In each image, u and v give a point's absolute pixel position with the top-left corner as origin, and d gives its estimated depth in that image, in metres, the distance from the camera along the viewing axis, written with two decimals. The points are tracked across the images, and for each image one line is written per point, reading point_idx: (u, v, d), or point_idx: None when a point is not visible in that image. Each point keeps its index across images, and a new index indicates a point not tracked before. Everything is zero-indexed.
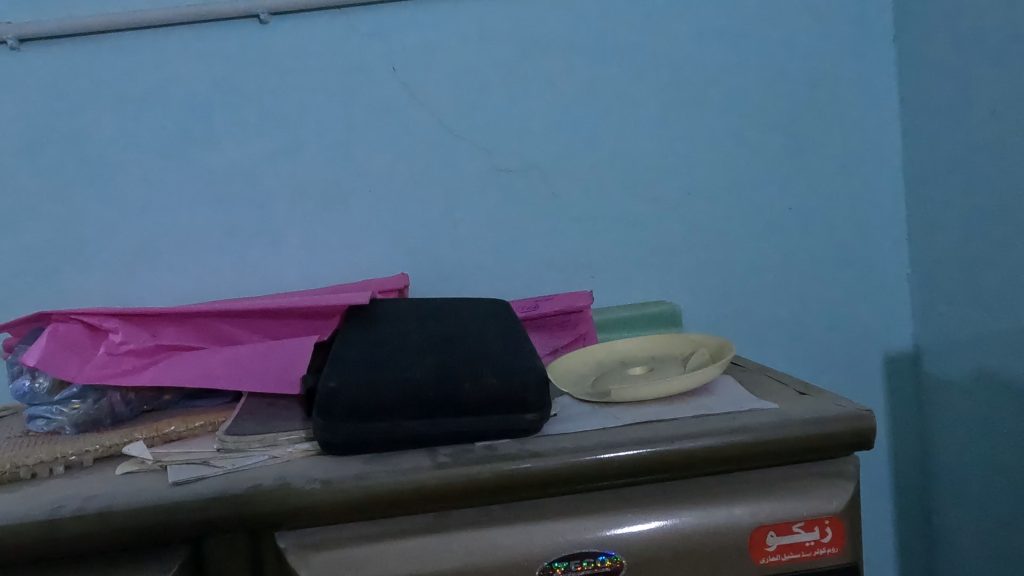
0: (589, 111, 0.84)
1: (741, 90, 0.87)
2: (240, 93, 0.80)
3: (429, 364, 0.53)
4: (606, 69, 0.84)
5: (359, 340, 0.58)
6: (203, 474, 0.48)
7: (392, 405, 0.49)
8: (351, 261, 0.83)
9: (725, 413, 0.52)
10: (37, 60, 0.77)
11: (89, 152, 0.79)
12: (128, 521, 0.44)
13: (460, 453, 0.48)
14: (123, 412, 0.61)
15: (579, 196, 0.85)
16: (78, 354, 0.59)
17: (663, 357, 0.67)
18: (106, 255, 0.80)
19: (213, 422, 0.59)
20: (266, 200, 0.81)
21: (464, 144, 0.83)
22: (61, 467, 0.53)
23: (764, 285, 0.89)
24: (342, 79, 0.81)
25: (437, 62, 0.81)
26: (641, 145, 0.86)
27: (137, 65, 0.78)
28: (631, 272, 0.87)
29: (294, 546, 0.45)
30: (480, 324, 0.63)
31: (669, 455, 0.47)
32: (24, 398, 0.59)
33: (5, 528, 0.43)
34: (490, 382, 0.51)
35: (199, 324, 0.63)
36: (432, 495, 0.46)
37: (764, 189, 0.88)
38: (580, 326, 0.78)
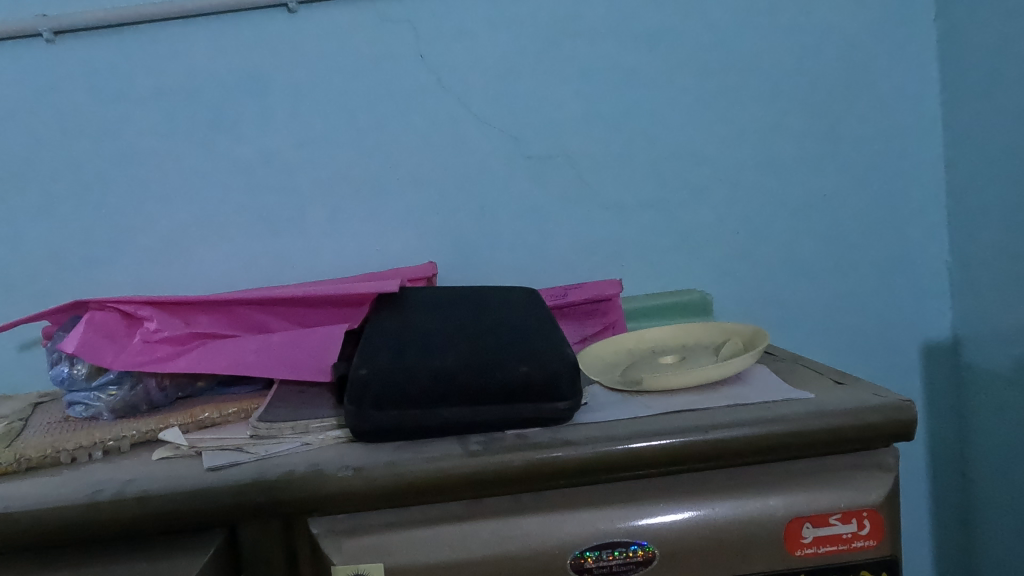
0: (618, 96, 0.83)
1: (776, 74, 0.85)
2: (269, 82, 0.80)
3: (461, 352, 0.53)
4: (636, 54, 0.83)
5: (390, 328, 0.58)
6: (237, 460, 0.48)
7: (423, 392, 0.49)
8: (381, 249, 0.83)
9: (760, 402, 0.52)
10: (72, 51, 0.78)
11: (123, 143, 0.80)
12: (165, 506, 0.44)
13: (492, 442, 0.48)
14: (158, 398, 0.62)
15: (608, 183, 0.84)
16: (115, 341, 0.60)
17: (695, 346, 0.66)
18: (139, 245, 0.81)
19: (246, 408, 0.60)
20: (295, 189, 0.82)
21: (493, 131, 0.82)
22: (99, 452, 0.55)
23: (797, 273, 0.87)
24: (370, 66, 0.80)
25: (464, 49, 0.81)
26: (672, 131, 0.84)
27: (169, 56, 0.79)
28: (661, 260, 0.86)
29: (327, 532, 0.46)
30: (510, 312, 0.62)
31: (703, 444, 0.47)
32: (63, 384, 0.61)
33: (47, 512, 0.44)
34: (521, 370, 0.50)
35: (232, 312, 0.64)
36: (463, 483, 0.46)
37: (798, 175, 0.86)
38: (610, 314, 0.77)
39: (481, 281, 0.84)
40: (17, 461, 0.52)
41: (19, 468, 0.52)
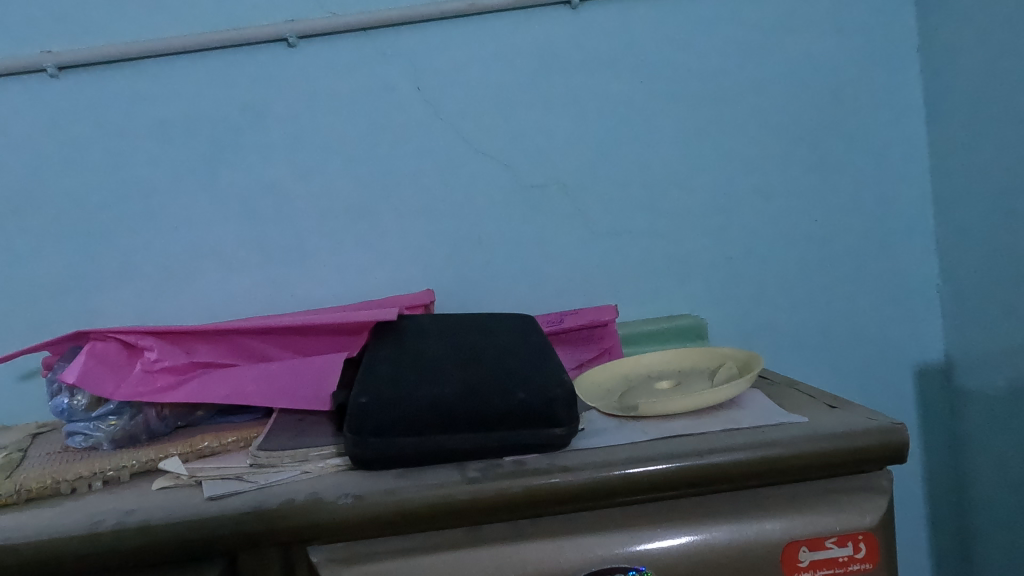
0: (611, 126, 0.85)
1: (765, 102, 0.87)
2: (269, 114, 0.81)
3: (459, 380, 0.53)
4: (628, 84, 0.85)
5: (388, 356, 0.59)
6: (237, 489, 0.49)
7: (421, 420, 0.50)
8: (380, 278, 0.84)
9: (755, 427, 0.52)
10: (76, 86, 0.80)
11: (125, 175, 0.81)
12: (166, 536, 0.45)
13: (490, 468, 0.49)
14: (158, 428, 0.62)
15: (603, 210, 0.85)
16: (115, 371, 0.61)
17: (691, 371, 0.67)
18: (140, 275, 0.82)
19: (246, 437, 0.60)
20: (294, 219, 0.83)
21: (489, 160, 0.84)
22: (98, 482, 0.55)
23: (791, 298, 0.88)
24: (368, 98, 0.82)
25: (460, 81, 0.83)
26: (665, 159, 0.86)
27: (171, 89, 0.81)
28: (656, 285, 0.87)
29: (326, 561, 0.46)
30: (507, 339, 0.63)
31: (698, 469, 0.47)
32: (63, 415, 0.61)
33: (49, 543, 0.44)
34: (519, 398, 0.51)
35: (231, 342, 0.64)
36: (462, 510, 0.46)
37: (789, 201, 0.88)
38: (606, 339, 0.78)
39: (478, 308, 0.85)
40: (17, 492, 0.52)
41: (19, 500, 0.52)
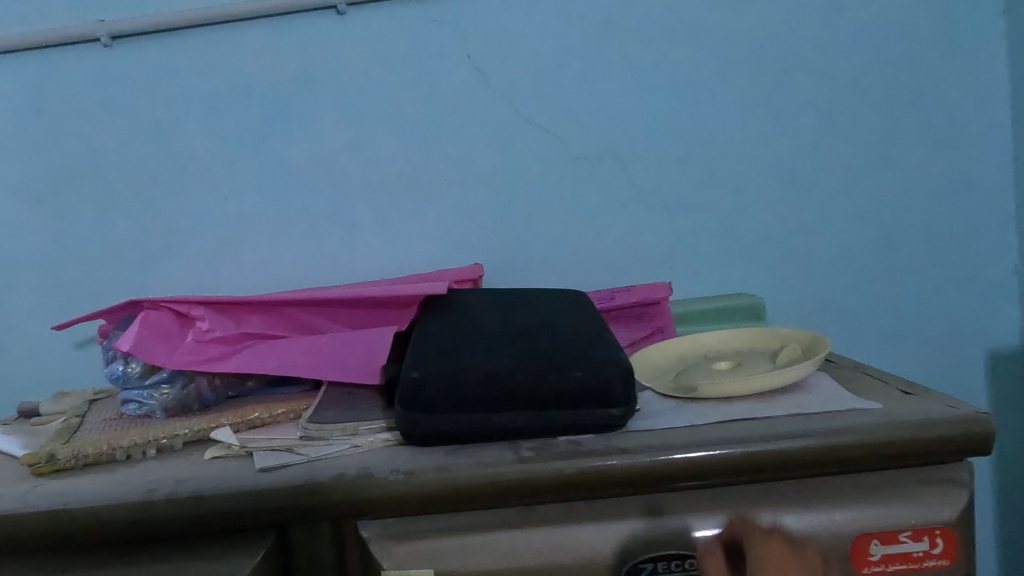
0: (668, 96, 0.81)
1: (835, 71, 0.82)
2: (317, 83, 0.80)
3: (513, 356, 0.52)
4: (687, 52, 0.81)
5: (439, 331, 0.58)
6: (288, 461, 0.49)
7: (474, 397, 0.49)
8: (428, 251, 0.83)
9: (824, 412, 0.50)
10: (128, 55, 0.79)
11: (177, 146, 0.81)
12: (219, 506, 0.45)
13: (544, 447, 0.47)
14: (209, 397, 0.63)
15: (657, 184, 0.82)
16: (168, 340, 0.61)
17: (750, 352, 0.64)
18: (192, 246, 0.83)
19: (295, 409, 0.60)
20: (342, 190, 0.82)
21: (540, 131, 0.81)
22: (152, 450, 0.55)
23: (855, 278, 0.85)
24: (419, 67, 0.80)
25: (512, 48, 0.80)
26: (724, 132, 0.82)
27: (220, 58, 0.80)
28: (711, 263, 0.84)
29: (377, 536, 0.45)
30: (561, 315, 0.61)
31: (764, 455, 0.45)
32: (118, 382, 0.62)
33: (106, 509, 0.44)
34: (574, 375, 0.49)
35: (282, 313, 0.64)
36: (514, 490, 0.45)
37: (857, 177, 0.83)
38: (658, 318, 0.75)
39: (528, 283, 0.84)
40: (75, 457, 0.53)
41: (77, 464, 0.53)
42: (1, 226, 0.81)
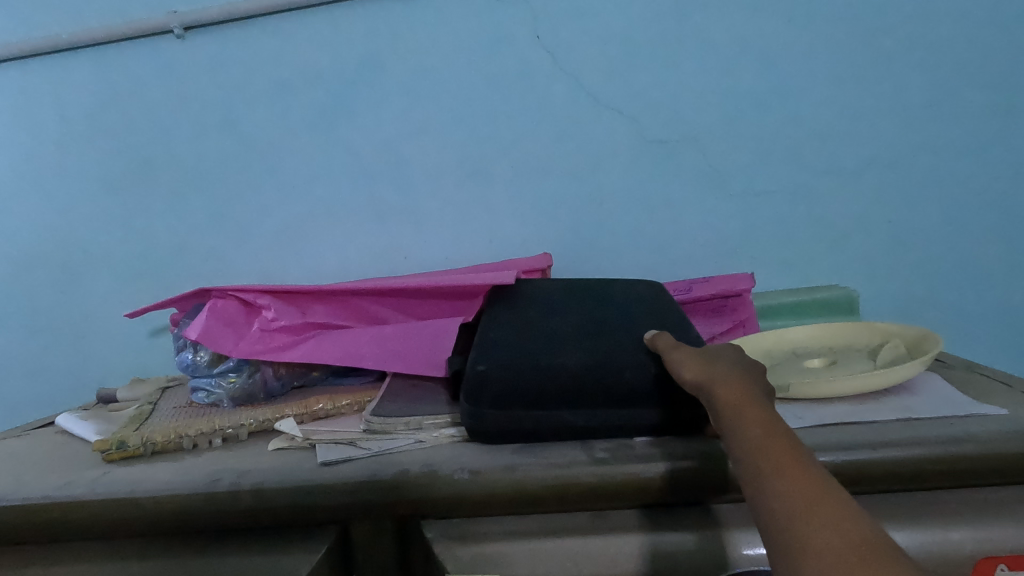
0: (752, 73, 0.76)
1: (944, 42, 0.74)
2: (383, 70, 0.79)
3: (585, 350, 0.49)
4: (774, 24, 0.75)
5: (506, 322, 0.55)
6: (350, 456, 0.47)
7: (543, 394, 0.46)
8: (495, 240, 0.81)
9: (938, 417, 0.44)
10: (199, 46, 0.80)
11: (247, 136, 0.81)
12: (281, 500, 0.43)
13: (620, 449, 0.44)
14: (275, 387, 0.62)
15: (739, 168, 0.77)
16: (235, 329, 0.61)
17: (845, 349, 0.60)
18: (261, 236, 0.83)
19: (360, 401, 0.58)
20: (408, 179, 0.80)
21: (612, 114, 0.77)
22: (218, 439, 0.55)
23: (958, 270, 0.78)
24: (487, 50, 0.77)
25: (584, 27, 0.76)
26: (814, 111, 0.76)
27: (289, 46, 0.79)
28: (797, 253, 0.79)
29: (441, 537, 0.42)
30: (635, 306, 0.58)
31: (872, 464, 0.40)
32: (188, 370, 0.62)
33: (170, 498, 0.44)
34: (654, 372, 0.46)
35: (347, 302, 0.63)
36: (589, 493, 0.42)
37: (964, 158, 0.76)
38: (740, 311, 0.71)
39: (598, 273, 0.81)
40: (145, 444, 0.53)
41: (146, 452, 0.53)
42: (80, 216, 0.84)
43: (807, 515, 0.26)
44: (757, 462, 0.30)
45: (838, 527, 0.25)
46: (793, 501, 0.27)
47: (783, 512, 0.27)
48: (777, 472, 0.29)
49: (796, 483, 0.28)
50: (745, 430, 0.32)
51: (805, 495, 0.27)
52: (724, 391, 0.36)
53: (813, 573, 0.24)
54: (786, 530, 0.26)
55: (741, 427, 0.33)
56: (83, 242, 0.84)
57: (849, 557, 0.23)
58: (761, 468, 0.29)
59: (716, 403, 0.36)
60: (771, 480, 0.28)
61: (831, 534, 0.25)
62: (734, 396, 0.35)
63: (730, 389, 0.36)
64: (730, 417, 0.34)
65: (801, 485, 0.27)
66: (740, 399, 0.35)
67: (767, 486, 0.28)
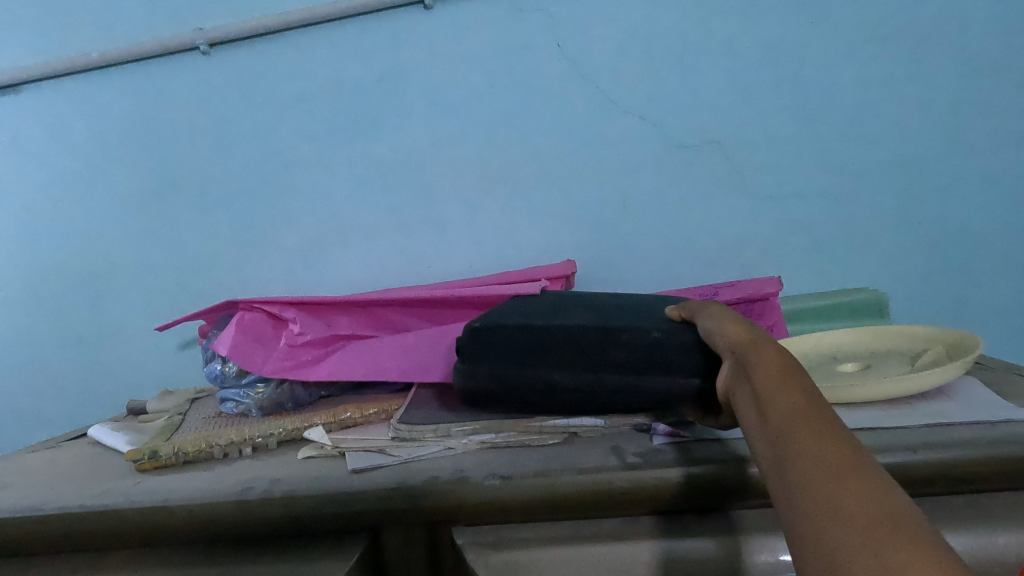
0: (773, 77, 0.76)
1: (970, 42, 0.73)
2: (406, 81, 0.79)
3: (594, 317, 0.51)
4: (796, 26, 0.74)
5: (533, 300, 0.58)
6: (380, 463, 0.47)
7: (540, 351, 0.49)
8: (517, 247, 0.81)
9: (979, 421, 0.43)
10: (225, 62, 0.81)
11: (271, 149, 0.82)
12: (312, 507, 0.43)
13: (652, 454, 0.45)
14: (303, 397, 0.63)
15: (763, 172, 0.77)
16: (262, 344, 0.61)
17: (885, 354, 0.59)
18: (286, 247, 0.84)
19: (387, 409, 0.58)
20: (431, 188, 0.81)
21: (633, 119, 0.77)
22: (249, 448, 0.55)
23: (989, 270, 0.77)
24: (507, 58, 0.78)
25: (604, 34, 0.76)
26: (838, 113, 0.76)
27: (311, 60, 0.80)
28: (823, 257, 0.78)
29: (471, 543, 0.42)
30: (660, 299, 0.58)
31: (913, 467, 0.40)
32: (217, 380, 0.63)
33: (204, 506, 0.44)
34: (651, 336, 0.47)
35: (370, 311, 0.64)
36: (620, 498, 0.42)
37: (995, 158, 0.75)
38: (767, 316, 0.70)
39: (621, 280, 0.81)
40: (176, 453, 0.53)
41: (177, 461, 0.53)
42: (110, 231, 0.85)
43: (836, 476, 0.23)
44: (787, 420, 0.28)
45: (869, 486, 0.23)
46: (821, 463, 0.24)
47: (810, 468, 0.24)
48: (805, 427, 0.26)
49: (827, 443, 0.25)
50: (777, 390, 0.30)
51: (834, 452, 0.25)
52: (761, 353, 0.34)
53: (837, 532, 0.22)
54: (809, 488, 0.24)
55: (773, 386, 0.30)
56: (111, 256, 0.85)
57: (879, 525, 0.21)
58: (791, 425, 0.27)
59: (745, 365, 0.34)
60: (802, 436, 0.26)
61: (860, 498, 0.22)
62: (768, 356, 0.33)
63: (766, 351, 0.34)
64: (760, 376, 0.32)
65: (835, 445, 0.25)
66: (773, 361, 0.32)
67: (794, 444, 0.26)
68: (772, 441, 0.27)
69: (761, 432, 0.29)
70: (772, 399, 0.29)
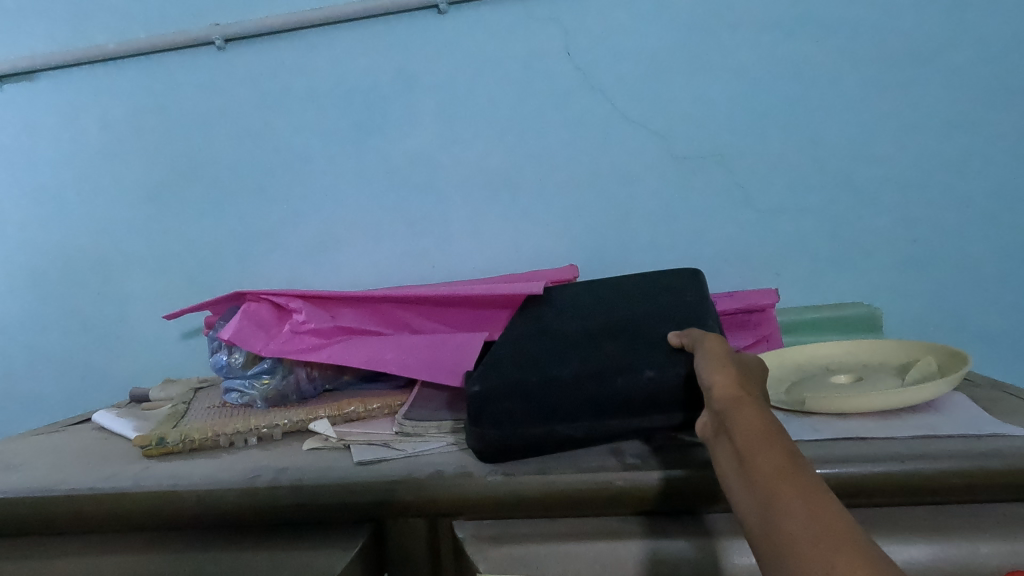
0: (776, 93, 0.77)
1: (968, 66, 0.75)
2: (416, 84, 0.81)
3: (582, 360, 0.49)
4: (800, 44, 0.76)
5: (520, 337, 0.56)
6: (385, 456, 0.48)
7: (539, 409, 0.47)
8: (520, 251, 0.82)
9: (965, 435, 0.45)
10: (239, 58, 0.82)
11: (281, 145, 0.83)
12: (317, 496, 0.45)
13: (650, 456, 0.46)
14: (307, 390, 0.64)
15: (764, 185, 0.78)
16: (266, 331, 0.63)
17: (878, 367, 0.60)
18: (292, 242, 0.85)
19: (390, 405, 0.60)
20: (438, 189, 0.82)
21: (638, 129, 0.79)
22: (253, 438, 0.56)
23: (982, 290, 0.78)
24: (517, 65, 0.79)
25: (613, 45, 0.78)
26: (838, 131, 0.77)
27: (324, 59, 0.81)
28: (819, 271, 0.80)
29: (472, 537, 0.43)
30: (665, 300, 0.58)
31: (900, 477, 0.41)
32: (222, 371, 0.64)
33: (212, 492, 0.45)
34: (646, 377, 0.46)
35: (376, 305, 0.64)
36: (618, 498, 0.43)
37: (991, 181, 0.76)
38: (764, 327, 0.72)
39: None
40: (183, 441, 0.54)
41: (183, 448, 0.55)
42: (119, 220, 0.86)
43: (828, 544, 0.24)
44: (770, 488, 0.28)
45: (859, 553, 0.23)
46: (812, 532, 0.25)
47: (802, 540, 0.25)
48: (791, 494, 0.27)
49: (816, 510, 0.26)
50: (757, 452, 0.30)
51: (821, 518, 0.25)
52: (738, 410, 0.34)
53: None
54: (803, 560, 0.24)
55: (751, 449, 0.31)
56: (119, 245, 0.87)
57: None
58: (777, 491, 0.28)
59: (726, 422, 0.34)
60: (783, 508, 0.27)
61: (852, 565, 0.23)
62: (746, 417, 0.33)
63: (743, 407, 0.34)
64: (740, 436, 0.32)
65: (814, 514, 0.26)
66: (752, 420, 0.33)
67: (783, 512, 0.27)
68: (762, 508, 0.28)
69: (748, 498, 0.29)
70: (756, 463, 0.30)
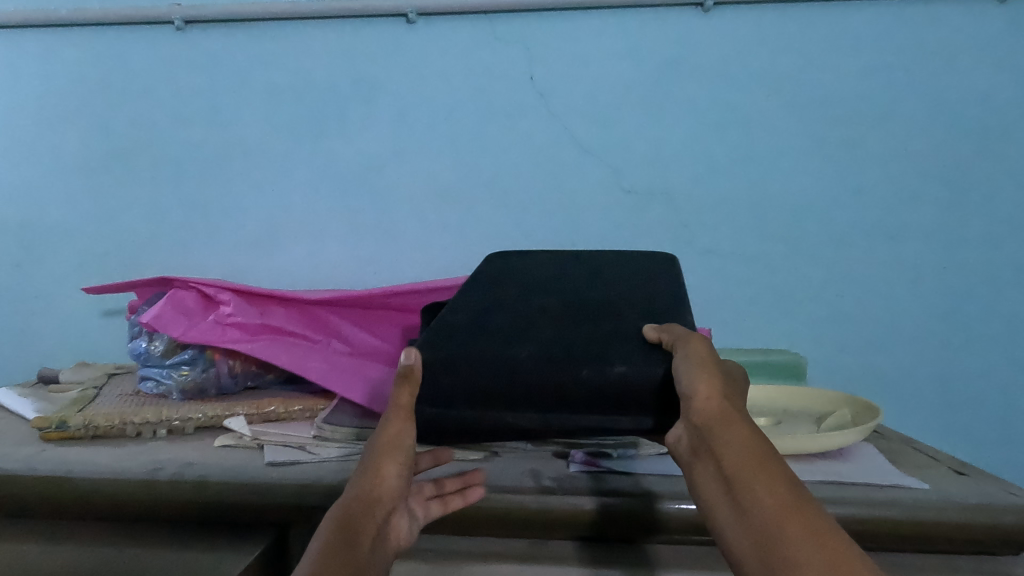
0: (726, 140, 0.80)
1: (905, 137, 0.79)
2: (377, 89, 0.80)
3: (545, 340, 0.42)
4: (753, 96, 0.79)
5: (478, 302, 0.49)
6: (297, 458, 0.47)
7: (483, 390, 0.40)
8: (463, 266, 0.82)
9: (869, 484, 0.47)
10: (198, 41, 0.80)
11: (232, 134, 0.81)
12: (220, 495, 0.43)
13: (567, 480, 0.46)
14: (227, 385, 0.62)
15: (707, 227, 0.80)
16: (188, 317, 0.60)
17: (797, 413, 0.62)
18: (231, 233, 0.83)
19: (312, 408, 0.58)
20: (387, 196, 0.81)
21: (592, 159, 0.80)
22: (163, 430, 0.54)
23: (901, 350, 0.81)
24: (480, 83, 0.80)
25: (576, 75, 0.79)
26: (781, 183, 0.80)
27: (286, 53, 0.80)
28: (751, 315, 0.82)
29: None
30: (634, 288, 0.51)
31: None
32: (139, 357, 0.61)
33: (109, 481, 0.43)
34: (617, 370, 0.39)
35: (306, 308, 0.64)
36: (528, 519, 0.43)
37: (916, 247, 0.80)
38: None
39: None
40: (86, 426, 0.52)
41: (86, 435, 0.52)
42: (51, 191, 0.82)
43: None
44: (781, 536, 0.29)
45: None
46: None
47: None
48: (806, 542, 0.29)
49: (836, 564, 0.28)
50: (759, 489, 0.31)
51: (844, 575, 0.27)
52: (724, 424, 0.35)
53: None
54: None
55: (752, 485, 0.32)
56: (48, 217, 0.83)
57: None
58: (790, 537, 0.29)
59: (710, 437, 0.35)
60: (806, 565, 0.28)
61: None
62: (733, 435, 0.34)
63: (728, 421, 0.35)
64: (736, 463, 0.33)
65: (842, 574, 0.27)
66: (741, 439, 0.34)
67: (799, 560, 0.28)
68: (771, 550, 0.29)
69: (754, 535, 0.30)
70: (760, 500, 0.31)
